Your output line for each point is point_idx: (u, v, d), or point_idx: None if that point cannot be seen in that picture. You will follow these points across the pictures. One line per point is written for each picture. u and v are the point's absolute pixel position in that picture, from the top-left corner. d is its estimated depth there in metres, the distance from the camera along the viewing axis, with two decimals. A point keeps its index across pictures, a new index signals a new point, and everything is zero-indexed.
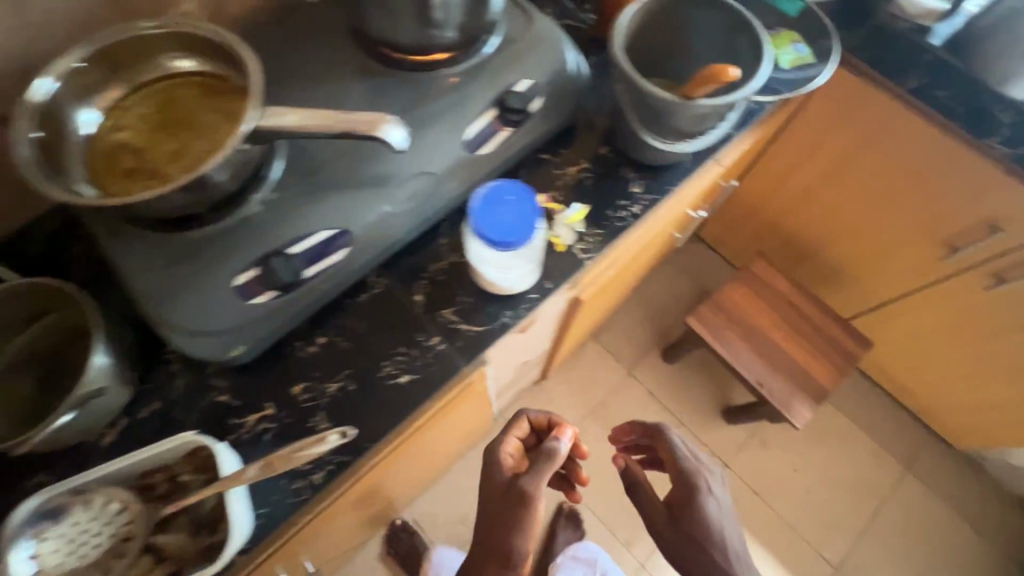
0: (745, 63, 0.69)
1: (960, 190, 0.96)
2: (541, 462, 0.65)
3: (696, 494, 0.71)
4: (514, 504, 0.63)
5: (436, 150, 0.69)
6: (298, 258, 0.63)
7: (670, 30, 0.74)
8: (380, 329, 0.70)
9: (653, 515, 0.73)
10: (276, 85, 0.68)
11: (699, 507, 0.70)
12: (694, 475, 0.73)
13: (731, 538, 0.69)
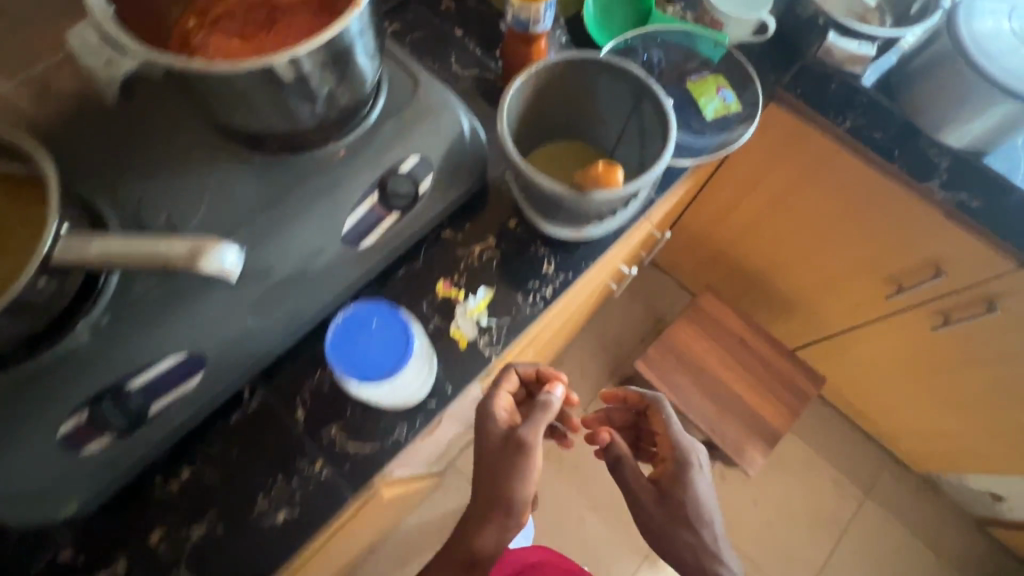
0: (652, 135, 0.63)
1: (902, 233, 0.98)
2: (534, 415, 0.61)
3: (686, 481, 0.65)
4: (499, 467, 0.58)
5: (308, 248, 0.60)
6: (142, 392, 0.54)
7: (571, 94, 0.66)
8: (253, 457, 0.61)
9: (639, 486, 0.66)
10: (113, 181, 0.59)
11: (689, 484, 0.64)
12: (683, 453, 0.67)
13: (719, 543, 0.63)
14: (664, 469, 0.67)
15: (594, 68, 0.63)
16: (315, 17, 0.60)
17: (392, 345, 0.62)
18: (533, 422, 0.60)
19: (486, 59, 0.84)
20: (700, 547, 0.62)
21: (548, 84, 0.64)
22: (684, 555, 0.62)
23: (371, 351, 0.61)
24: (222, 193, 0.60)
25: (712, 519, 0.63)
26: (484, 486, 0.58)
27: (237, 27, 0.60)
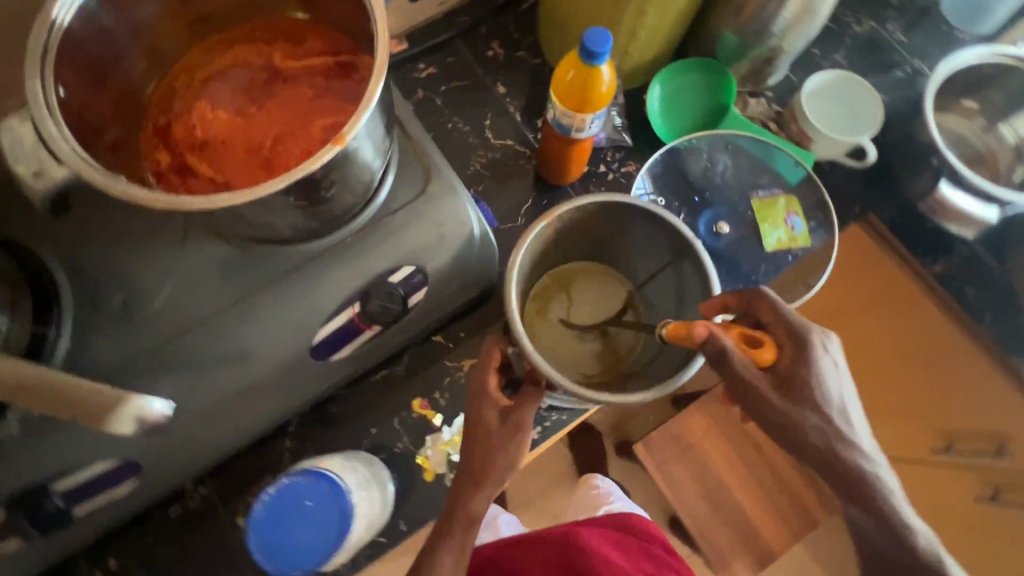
0: (690, 304, 0.53)
1: (970, 393, 0.83)
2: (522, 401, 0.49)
3: (813, 379, 0.44)
4: (484, 446, 0.48)
5: (271, 357, 0.54)
6: (65, 495, 0.49)
7: (601, 229, 0.56)
8: (185, 561, 0.57)
9: (748, 388, 0.44)
10: (75, 244, 0.53)
11: (820, 377, 0.43)
12: (804, 332, 0.45)
13: (845, 408, 0.44)
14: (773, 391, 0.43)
15: (633, 212, 0.53)
16: (315, 98, 0.51)
17: (326, 531, 0.55)
18: (527, 407, 0.49)
19: (525, 128, 0.74)
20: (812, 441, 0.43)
21: (575, 221, 0.54)
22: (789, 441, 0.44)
23: (303, 539, 0.55)
24: (186, 279, 0.53)
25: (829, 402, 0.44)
26: (468, 456, 0.49)
27: (226, 94, 0.51)
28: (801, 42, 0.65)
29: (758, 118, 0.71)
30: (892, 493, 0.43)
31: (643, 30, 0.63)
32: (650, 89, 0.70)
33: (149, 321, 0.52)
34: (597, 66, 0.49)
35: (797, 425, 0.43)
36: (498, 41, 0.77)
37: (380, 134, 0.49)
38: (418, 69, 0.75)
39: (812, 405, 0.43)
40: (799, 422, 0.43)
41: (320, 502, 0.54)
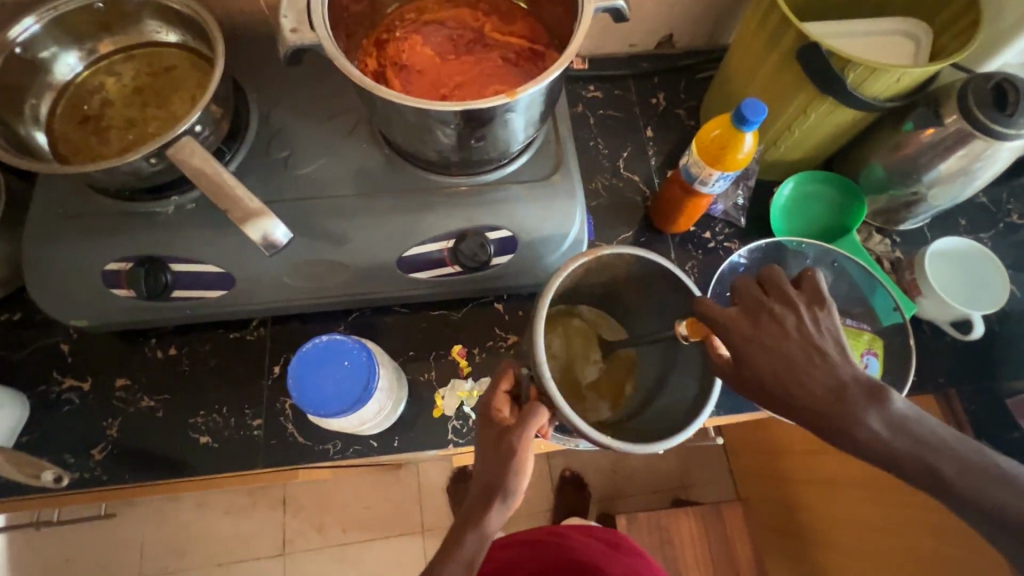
0: (682, 366, 0.57)
1: None
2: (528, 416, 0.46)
3: (780, 355, 0.43)
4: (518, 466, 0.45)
5: (367, 247, 0.62)
6: (175, 276, 0.61)
7: (620, 280, 0.59)
8: (220, 380, 0.66)
9: (773, 384, 0.43)
10: (275, 102, 0.66)
11: (792, 361, 0.43)
12: (766, 313, 0.45)
13: (848, 387, 0.42)
14: (771, 389, 0.44)
15: (661, 275, 0.56)
16: (502, 68, 0.60)
17: (348, 393, 0.54)
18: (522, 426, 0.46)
19: (654, 174, 0.79)
20: (854, 424, 0.41)
21: (596, 268, 0.56)
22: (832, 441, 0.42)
23: (328, 389, 0.54)
24: (336, 162, 0.64)
25: (836, 358, 0.43)
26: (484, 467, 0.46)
27: (438, 37, 0.62)
28: (945, 200, 0.67)
29: (875, 253, 0.72)
30: (943, 447, 0.41)
31: (797, 129, 0.67)
32: (782, 184, 0.73)
33: (295, 179, 0.63)
34: (742, 131, 0.56)
35: (825, 395, 0.42)
36: (664, 94, 0.84)
37: (535, 115, 0.57)
38: (586, 89, 0.84)
39: (822, 370, 0.42)
40: (821, 402, 0.42)
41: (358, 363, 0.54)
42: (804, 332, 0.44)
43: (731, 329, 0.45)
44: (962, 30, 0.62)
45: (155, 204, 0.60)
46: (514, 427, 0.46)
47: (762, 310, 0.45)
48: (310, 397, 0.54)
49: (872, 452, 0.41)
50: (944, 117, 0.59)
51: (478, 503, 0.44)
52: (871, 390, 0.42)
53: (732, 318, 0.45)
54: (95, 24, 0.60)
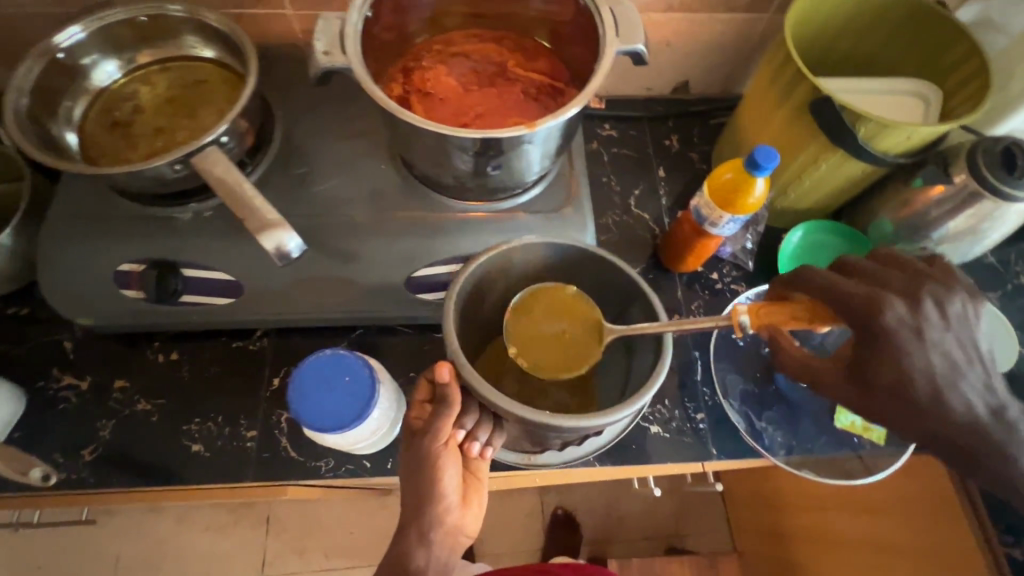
0: (643, 348, 0.57)
1: None
2: (442, 407, 0.50)
3: (934, 358, 0.45)
4: (445, 459, 0.50)
5: (377, 265, 0.63)
6: (186, 281, 0.61)
7: (570, 275, 0.63)
8: (219, 387, 0.65)
9: (925, 392, 0.45)
10: (300, 119, 0.68)
11: (944, 361, 0.45)
12: (922, 296, 0.46)
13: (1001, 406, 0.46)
14: (916, 385, 0.44)
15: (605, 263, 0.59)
16: (522, 103, 0.62)
17: (348, 409, 0.53)
18: (440, 419, 0.50)
19: (664, 213, 0.80)
20: (1008, 445, 0.46)
21: (519, 266, 0.61)
22: (979, 454, 0.46)
23: (328, 407, 0.53)
24: (353, 180, 0.65)
25: (986, 364, 0.47)
26: (412, 473, 0.50)
27: (462, 69, 0.64)
28: (955, 256, 0.67)
29: None
30: None
31: (807, 178, 0.68)
32: (790, 232, 0.74)
33: (311, 193, 0.64)
34: (754, 175, 0.57)
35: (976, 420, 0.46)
36: (677, 136, 0.86)
37: (551, 148, 0.58)
38: (602, 127, 0.86)
39: (972, 383, 0.46)
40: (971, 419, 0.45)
41: (360, 381, 0.54)
42: (959, 323, 0.46)
43: (887, 310, 0.44)
44: (970, 94, 0.64)
45: (173, 209, 0.61)
46: (425, 431, 0.50)
47: (918, 294, 0.46)
48: (308, 410, 0.52)
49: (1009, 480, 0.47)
50: (954, 175, 0.60)
51: (416, 505, 0.49)
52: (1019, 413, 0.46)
53: (901, 309, 0.44)
54: (136, 37, 0.63)
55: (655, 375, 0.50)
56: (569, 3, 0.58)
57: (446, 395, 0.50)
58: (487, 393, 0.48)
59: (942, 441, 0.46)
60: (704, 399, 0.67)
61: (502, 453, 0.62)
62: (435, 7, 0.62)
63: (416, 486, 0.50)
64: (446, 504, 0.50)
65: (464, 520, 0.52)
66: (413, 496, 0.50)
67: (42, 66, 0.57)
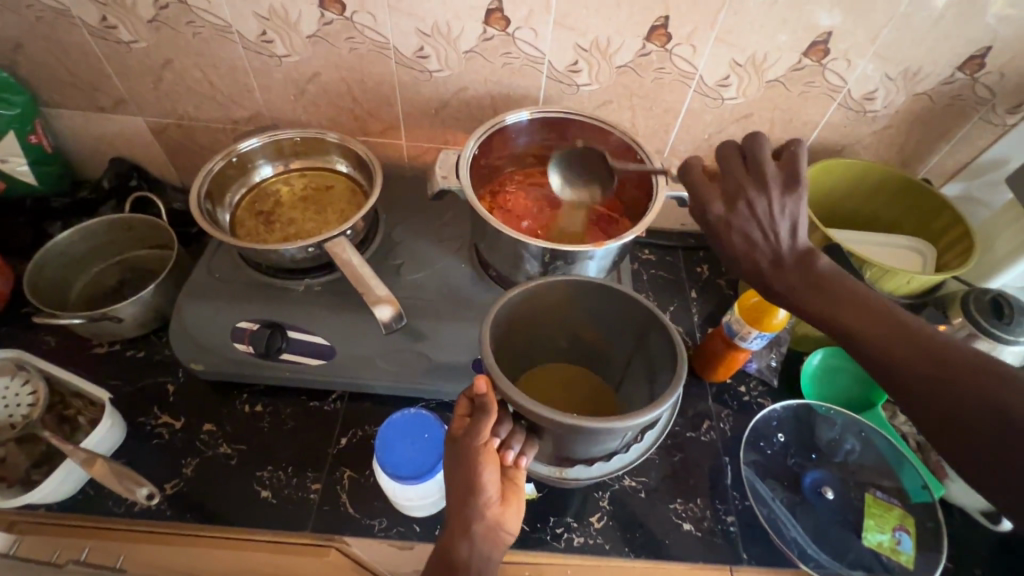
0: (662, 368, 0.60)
1: None
2: (479, 415, 0.52)
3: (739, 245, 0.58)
4: (483, 462, 0.52)
5: (450, 344, 0.73)
6: (289, 341, 0.72)
7: (589, 314, 0.68)
8: (292, 441, 0.73)
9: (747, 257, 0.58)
10: (400, 221, 0.84)
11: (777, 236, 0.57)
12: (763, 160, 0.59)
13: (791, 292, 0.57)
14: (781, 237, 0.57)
15: (613, 295, 0.64)
16: (585, 227, 0.78)
17: (421, 465, 0.59)
18: (478, 427, 0.52)
19: (696, 328, 0.91)
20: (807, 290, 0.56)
21: (541, 301, 0.65)
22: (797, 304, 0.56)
23: (409, 456, 0.60)
24: (437, 273, 0.78)
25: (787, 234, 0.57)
26: (458, 473, 0.54)
27: (538, 196, 0.81)
28: None
29: (901, 431, 0.78)
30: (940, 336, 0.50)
31: None
32: (811, 355, 0.82)
33: (403, 279, 0.77)
34: (777, 301, 0.68)
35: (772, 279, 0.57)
36: (707, 265, 0.99)
37: (608, 264, 0.71)
38: (642, 252, 1.00)
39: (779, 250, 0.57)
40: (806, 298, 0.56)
41: (437, 436, 0.61)
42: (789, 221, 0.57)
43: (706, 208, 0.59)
44: (959, 252, 0.76)
45: (290, 282, 0.75)
46: (467, 436, 0.53)
47: (738, 196, 0.58)
48: (389, 462, 0.59)
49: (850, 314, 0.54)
50: (951, 317, 0.70)
51: (463, 501, 0.53)
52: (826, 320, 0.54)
53: (761, 160, 0.59)
54: (291, 151, 0.81)
55: (670, 392, 0.54)
56: (631, 157, 0.75)
57: (484, 403, 0.52)
58: (517, 399, 0.52)
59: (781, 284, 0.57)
60: (735, 502, 0.71)
61: (536, 464, 0.62)
62: (523, 150, 0.80)
63: (458, 484, 0.53)
64: (484, 500, 0.52)
65: (507, 519, 0.54)
66: (456, 494, 0.53)
67: (222, 164, 0.75)
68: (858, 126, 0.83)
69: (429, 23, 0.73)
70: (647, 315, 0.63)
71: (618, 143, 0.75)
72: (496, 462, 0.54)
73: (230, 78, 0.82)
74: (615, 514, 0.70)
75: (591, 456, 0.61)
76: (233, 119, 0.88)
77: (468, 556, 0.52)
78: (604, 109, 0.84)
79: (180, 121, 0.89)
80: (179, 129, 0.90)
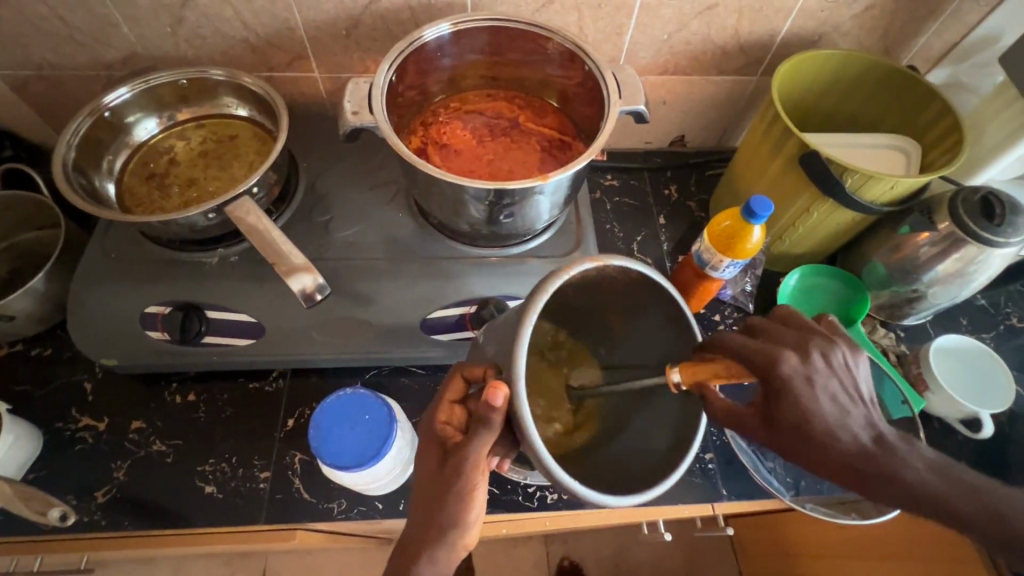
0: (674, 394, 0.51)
1: None
2: (479, 430, 0.43)
3: (802, 403, 0.43)
4: (473, 484, 0.44)
5: (394, 307, 0.65)
6: (208, 323, 0.63)
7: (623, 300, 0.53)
8: (234, 429, 0.66)
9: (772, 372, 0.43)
10: (324, 170, 0.73)
11: (813, 382, 0.43)
12: (816, 333, 0.47)
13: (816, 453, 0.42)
14: (812, 421, 0.42)
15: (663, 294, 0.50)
16: (535, 154, 0.68)
17: (367, 449, 0.54)
18: (475, 444, 0.43)
19: (666, 257, 0.84)
20: (897, 469, 0.42)
21: (588, 278, 0.49)
22: (816, 449, 0.42)
23: (349, 443, 0.54)
24: (371, 226, 0.69)
25: (863, 399, 0.44)
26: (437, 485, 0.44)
27: (477, 125, 0.70)
28: (945, 298, 0.70)
29: (881, 345, 0.74)
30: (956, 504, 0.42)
31: (801, 225, 0.72)
32: (788, 275, 0.77)
33: (333, 238, 0.67)
34: (751, 223, 0.61)
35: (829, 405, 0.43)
36: (676, 186, 0.90)
37: (561, 199, 0.62)
38: (604, 177, 0.90)
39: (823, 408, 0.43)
40: (841, 436, 0.42)
41: (378, 417, 0.55)
42: (846, 365, 0.45)
43: (784, 360, 0.43)
44: (948, 148, 0.69)
45: (199, 254, 0.64)
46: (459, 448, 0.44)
47: (810, 350, 0.45)
48: (330, 452, 0.53)
49: (893, 487, 0.42)
50: (937, 223, 0.64)
51: (440, 518, 0.44)
52: (861, 482, 0.42)
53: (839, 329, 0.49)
54: (176, 97, 0.68)
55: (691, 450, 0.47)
56: (577, 67, 0.64)
57: (490, 419, 0.42)
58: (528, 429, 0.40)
59: (866, 492, 0.42)
60: (712, 439, 0.68)
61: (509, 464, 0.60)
62: (452, 71, 0.68)
63: (435, 502, 0.44)
64: (466, 527, 0.45)
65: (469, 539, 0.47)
66: (427, 509, 0.44)
67: (90, 123, 0.62)
68: (837, 9, 0.72)
69: None
70: (684, 319, 0.50)
71: (561, 52, 0.64)
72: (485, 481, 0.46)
73: (84, 11, 0.66)
74: None
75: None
76: (104, 63, 0.73)
77: None
78: (545, 12, 0.71)
79: (41, 71, 0.73)
80: (42, 81, 0.75)
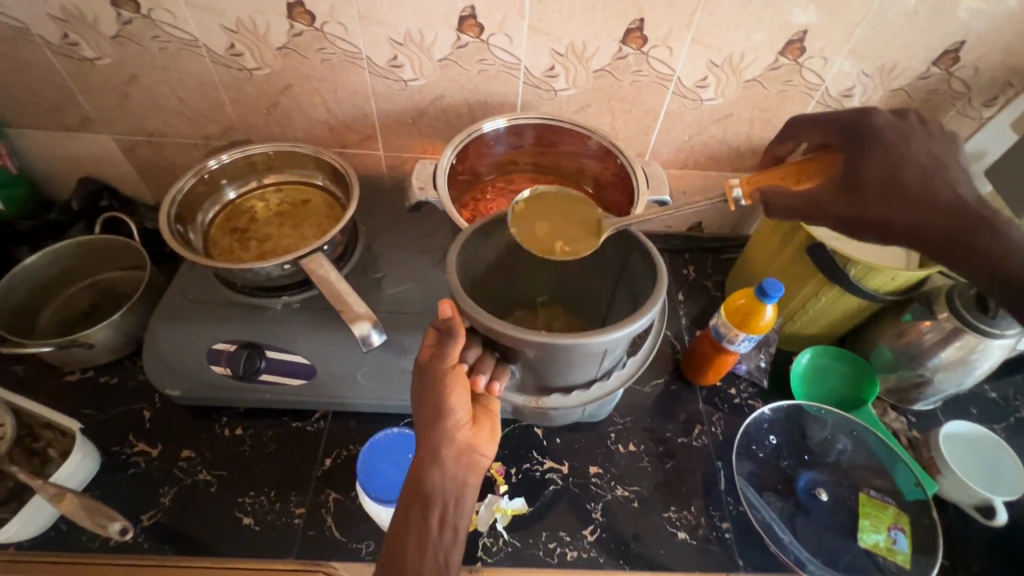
0: (641, 285, 0.55)
1: None
2: (447, 341, 0.51)
3: (891, 154, 0.54)
4: (449, 385, 0.51)
5: None
6: (267, 362, 0.69)
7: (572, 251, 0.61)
8: (275, 465, 0.70)
9: (872, 131, 0.55)
10: (381, 234, 0.82)
11: (903, 136, 0.55)
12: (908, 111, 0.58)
13: (910, 194, 0.52)
14: (903, 175, 0.53)
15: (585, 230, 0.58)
16: None
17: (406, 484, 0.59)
18: (444, 357, 0.52)
19: (684, 331, 0.89)
20: (991, 225, 0.51)
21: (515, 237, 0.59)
22: (908, 193, 0.52)
23: (392, 479, 0.60)
24: (418, 284, 0.76)
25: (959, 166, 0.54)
26: (425, 397, 0.52)
27: None
28: (951, 385, 0.74)
29: (892, 428, 0.77)
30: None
31: (811, 308, 0.78)
32: (800, 353, 0.82)
33: (384, 293, 0.75)
34: (764, 302, 0.67)
35: (922, 157, 0.53)
36: (693, 267, 0.98)
37: None
38: None
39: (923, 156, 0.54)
40: (934, 181, 0.52)
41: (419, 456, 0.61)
42: (943, 135, 0.56)
43: (875, 116, 0.56)
44: None
45: (265, 299, 0.72)
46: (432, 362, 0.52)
47: (909, 115, 0.57)
48: (374, 482, 0.59)
49: (986, 232, 0.51)
50: (936, 312, 0.70)
51: (428, 424, 0.51)
52: (948, 224, 0.51)
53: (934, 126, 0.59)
54: (265, 166, 0.79)
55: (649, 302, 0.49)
56: (612, 160, 0.74)
57: (451, 327, 0.51)
58: (477, 316, 0.48)
59: (954, 239, 0.51)
60: (728, 508, 0.70)
61: (510, 393, 0.58)
62: (502, 157, 0.79)
63: (426, 410, 0.52)
64: (453, 422, 0.51)
65: (475, 438, 0.53)
66: (424, 418, 0.52)
67: (193, 182, 0.73)
68: None
69: (402, 32, 0.72)
70: (624, 256, 0.57)
71: (598, 147, 0.75)
72: (466, 386, 0.52)
73: (199, 93, 0.80)
74: (608, 527, 0.68)
75: (570, 382, 0.56)
76: (205, 134, 0.86)
77: (440, 477, 0.50)
78: (583, 113, 0.83)
79: (150, 138, 0.86)
80: (149, 146, 0.88)
